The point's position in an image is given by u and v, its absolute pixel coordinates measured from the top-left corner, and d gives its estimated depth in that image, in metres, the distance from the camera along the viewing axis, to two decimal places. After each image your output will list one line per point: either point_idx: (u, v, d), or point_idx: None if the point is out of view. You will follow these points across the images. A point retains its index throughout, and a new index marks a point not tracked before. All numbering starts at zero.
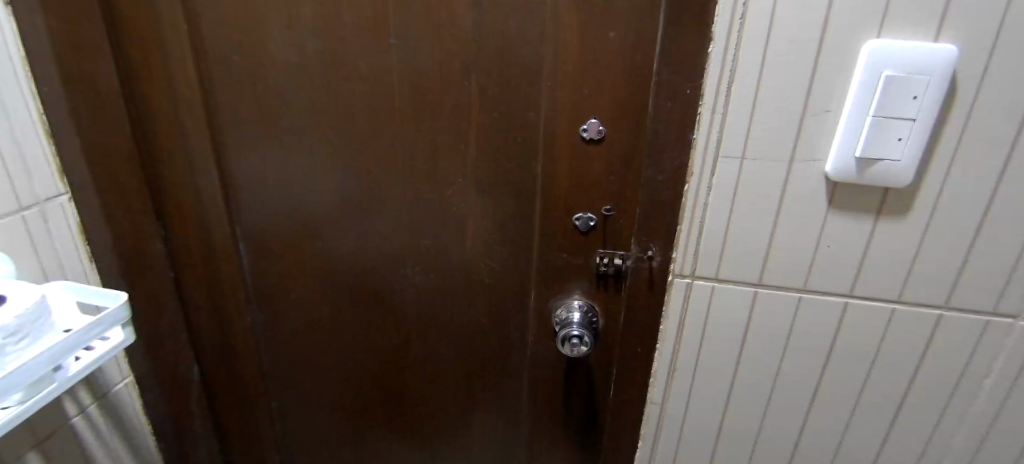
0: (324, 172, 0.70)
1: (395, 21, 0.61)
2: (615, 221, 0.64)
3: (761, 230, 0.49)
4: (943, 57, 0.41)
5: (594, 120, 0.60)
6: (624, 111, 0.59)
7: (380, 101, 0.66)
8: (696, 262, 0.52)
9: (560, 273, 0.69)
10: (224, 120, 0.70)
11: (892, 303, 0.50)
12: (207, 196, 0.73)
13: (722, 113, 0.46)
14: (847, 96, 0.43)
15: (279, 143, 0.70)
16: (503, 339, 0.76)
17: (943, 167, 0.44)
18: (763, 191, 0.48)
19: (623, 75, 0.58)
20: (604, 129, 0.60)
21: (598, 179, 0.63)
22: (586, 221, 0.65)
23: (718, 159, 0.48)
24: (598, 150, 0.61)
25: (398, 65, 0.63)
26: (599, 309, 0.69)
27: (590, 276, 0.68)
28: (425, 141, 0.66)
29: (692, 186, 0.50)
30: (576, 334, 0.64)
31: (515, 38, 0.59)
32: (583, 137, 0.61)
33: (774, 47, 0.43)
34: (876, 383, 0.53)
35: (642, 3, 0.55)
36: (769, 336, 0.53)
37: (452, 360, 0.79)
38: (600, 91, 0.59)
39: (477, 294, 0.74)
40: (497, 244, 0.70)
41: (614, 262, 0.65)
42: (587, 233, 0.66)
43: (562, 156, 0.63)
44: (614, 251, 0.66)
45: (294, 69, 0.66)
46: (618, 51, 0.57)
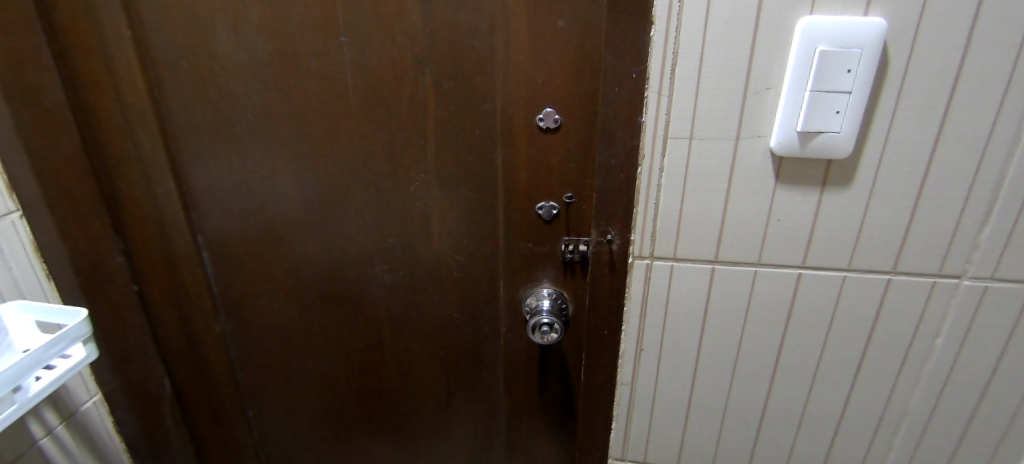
0: (284, 175, 0.70)
1: (344, 19, 0.61)
2: (577, 208, 0.65)
3: (713, 207, 0.50)
4: (873, 31, 0.42)
5: (550, 109, 0.60)
6: (577, 100, 0.60)
7: (334, 99, 0.65)
8: (654, 243, 0.53)
9: (527, 263, 0.70)
10: (178, 128, 0.69)
11: (844, 271, 0.51)
12: (166, 206, 0.72)
13: (668, 95, 0.47)
14: (785, 73, 0.44)
15: (235, 148, 0.69)
16: (476, 331, 0.76)
17: (880, 136, 0.45)
18: (713, 169, 0.49)
19: (573, 64, 0.58)
20: (559, 118, 0.61)
21: (557, 167, 0.63)
22: (549, 210, 0.65)
23: (667, 141, 0.48)
24: (555, 139, 0.62)
25: (351, 64, 0.63)
26: (567, 295, 0.70)
27: (557, 264, 0.69)
28: (383, 139, 0.66)
29: (645, 169, 0.50)
30: (546, 322, 0.66)
31: (467, 31, 0.59)
32: (540, 126, 0.62)
33: (712, 28, 0.44)
34: (834, 349, 0.55)
35: None
36: (729, 311, 0.55)
37: (427, 356, 0.79)
38: (554, 78, 0.59)
39: (446, 289, 0.74)
40: (465, 238, 0.70)
41: (579, 248, 0.66)
42: (550, 221, 0.66)
43: (521, 147, 0.63)
44: (579, 238, 0.66)
45: (246, 72, 0.65)
46: (567, 40, 0.58)
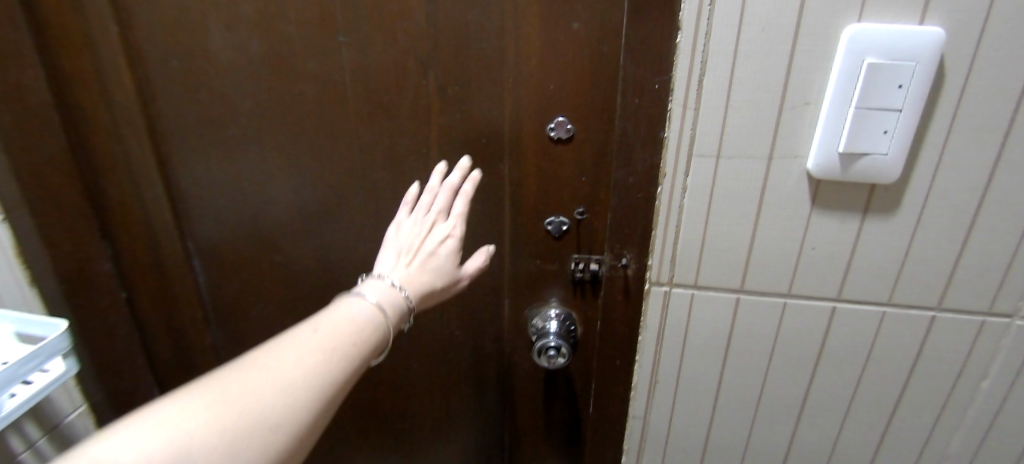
0: (279, 181, 0.66)
1: (343, 18, 0.57)
2: (588, 224, 0.61)
3: (741, 232, 0.46)
4: (930, 42, 0.37)
5: (562, 118, 0.56)
6: (591, 109, 0.55)
7: (333, 103, 0.61)
8: (674, 269, 0.48)
9: (534, 280, 0.65)
10: (169, 129, 0.65)
11: (882, 306, 0.46)
12: (156, 210, 0.69)
13: (694, 109, 0.42)
14: (827, 87, 0.39)
15: (229, 152, 0.65)
16: (478, 349, 0.72)
17: (932, 159, 0.41)
18: (741, 191, 0.44)
19: (588, 70, 0.53)
20: (572, 128, 0.56)
21: (569, 180, 0.59)
22: (559, 226, 0.61)
23: (691, 159, 0.44)
24: (567, 151, 0.57)
25: (350, 66, 0.59)
26: (576, 316, 0.66)
27: (566, 283, 0.65)
28: (384, 145, 0.62)
29: (666, 189, 0.45)
30: (553, 346, 0.62)
31: (473, 33, 0.55)
32: (551, 136, 0.57)
33: (746, 35, 0.39)
34: (867, 389, 0.50)
35: None
36: (753, 343, 0.50)
37: (422, 372, 0.75)
38: (567, 85, 0.55)
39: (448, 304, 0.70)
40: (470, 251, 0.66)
41: (590, 267, 0.62)
42: (559, 237, 0.62)
43: (530, 158, 0.59)
44: (590, 255, 0.62)
45: (239, 72, 0.61)
46: (581, 44, 0.53)
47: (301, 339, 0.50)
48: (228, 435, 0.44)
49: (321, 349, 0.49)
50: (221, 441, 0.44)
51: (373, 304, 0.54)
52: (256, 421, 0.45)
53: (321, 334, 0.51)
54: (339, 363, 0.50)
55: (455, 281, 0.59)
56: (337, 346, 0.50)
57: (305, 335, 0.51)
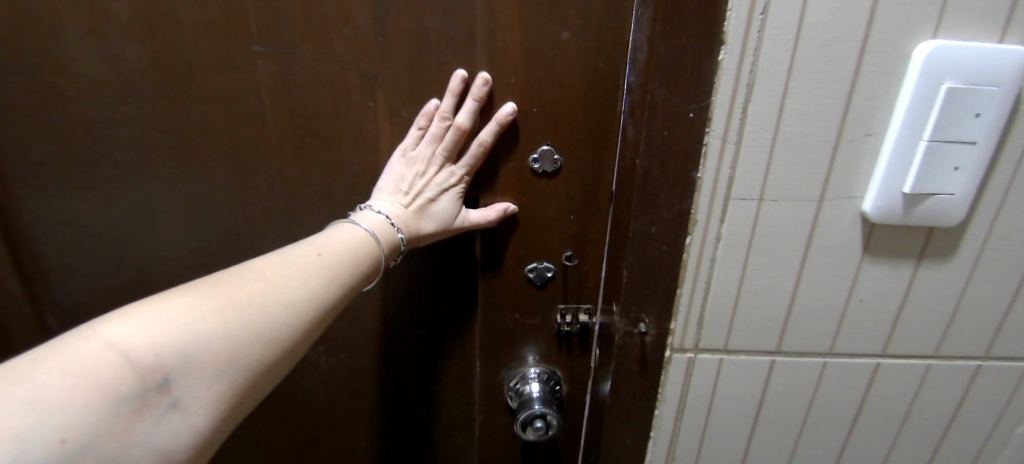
0: (177, 230, 0.51)
1: (258, 21, 0.43)
2: (577, 270, 0.51)
3: (781, 286, 0.38)
4: (1012, 63, 0.31)
5: (547, 147, 0.46)
6: (582, 135, 0.46)
7: (247, 131, 0.47)
8: (700, 332, 0.39)
9: (512, 334, 0.55)
10: (13, 168, 0.49)
11: (927, 359, 0.41)
12: (2, 269, 0.52)
13: (735, 142, 0.34)
14: (893, 116, 0.33)
15: (105, 194, 0.50)
16: (447, 406, 0.65)
17: (996, 198, 0.35)
18: (785, 238, 0.36)
19: (579, 89, 0.44)
20: (559, 158, 0.46)
21: (555, 220, 0.49)
22: (543, 273, 0.51)
23: (729, 203, 0.35)
24: (553, 185, 0.48)
25: (269, 83, 0.45)
26: (561, 373, 0.57)
27: (549, 337, 0.55)
28: (319, 183, 0.49)
29: (696, 238, 0.36)
30: (540, 416, 0.52)
31: (436, 41, 0.43)
32: (534, 168, 0.47)
33: (804, 51, 0.31)
34: (903, 449, 0.44)
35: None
36: (785, 410, 0.43)
37: (382, 427, 0.67)
38: (554, 108, 0.45)
39: (416, 354, 0.62)
40: (443, 296, 0.58)
41: (579, 319, 0.53)
42: (543, 286, 0.52)
43: (507, 196, 0.48)
44: (579, 305, 0.53)
45: (116, 92, 0.46)
46: (572, 58, 0.43)
47: (295, 256, 0.40)
48: (228, 324, 0.34)
49: (324, 271, 0.40)
50: (218, 330, 0.34)
51: (364, 230, 0.45)
52: (259, 319, 0.35)
53: (323, 256, 0.41)
54: (341, 279, 0.41)
55: (451, 229, 0.49)
56: (337, 274, 0.41)
57: (300, 253, 0.40)
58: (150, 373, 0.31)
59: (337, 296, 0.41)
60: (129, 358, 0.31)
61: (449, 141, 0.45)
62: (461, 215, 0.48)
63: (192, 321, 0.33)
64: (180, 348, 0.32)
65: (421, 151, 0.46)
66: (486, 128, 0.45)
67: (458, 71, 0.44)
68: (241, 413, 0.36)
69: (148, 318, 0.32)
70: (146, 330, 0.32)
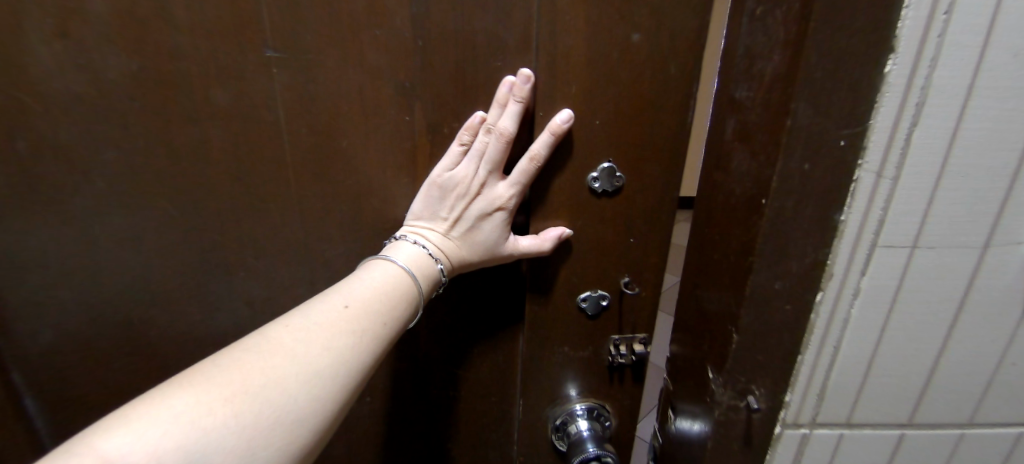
0: (168, 271, 0.43)
1: (270, 21, 0.36)
2: (635, 298, 0.46)
3: (926, 356, 0.29)
4: None
5: (607, 164, 0.40)
6: (648, 151, 0.40)
7: (255, 153, 0.40)
8: (822, 403, 0.31)
9: (556, 370, 0.50)
10: None
11: None
12: None
13: (890, 178, 0.25)
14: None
15: (76, 233, 0.41)
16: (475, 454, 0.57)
17: None
18: (938, 295, 0.28)
19: (647, 98, 0.39)
20: (621, 177, 0.41)
21: (612, 244, 0.44)
22: (597, 302, 0.46)
23: (875, 252, 0.27)
24: (612, 206, 0.42)
25: (283, 96, 0.38)
26: (610, 407, 0.52)
27: (599, 370, 0.50)
28: (341, 210, 0.43)
29: (830, 297, 0.28)
30: (595, 459, 0.48)
31: (484, 46, 0.38)
32: (592, 188, 0.41)
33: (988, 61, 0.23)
34: None
35: None
36: None
37: None
38: (619, 121, 0.39)
39: (440, 387, 0.52)
40: (474, 317, 0.49)
41: (634, 350, 0.48)
42: (595, 316, 0.47)
43: (560, 219, 0.42)
44: (633, 335, 0.48)
45: (85, 111, 0.37)
46: (641, 62, 0.37)
47: (318, 312, 0.34)
48: (241, 414, 0.30)
49: (353, 328, 0.34)
50: (231, 423, 0.29)
51: (400, 268, 0.38)
52: (280, 401, 0.31)
53: (351, 308, 0.35)
54: (372, 336, 0.35)
55: (496, 260, 0.42)
56: (370, 327, 0.35)
57: (324, 308, 0.35)
58: None
59: (370, 353, 0.35)
60: None
61: (495, 155, 0.38)
62: (511, 243, 0.41)
63: (202, 416, 0.29)
64: (188, 449, 0.28)
65: (462, 169, 0.39)
66: (539, 140, 0.38)
67: (507, 77, 0.37)
68: None
69: (152, 418, 0.28)
70: (149, 435, 0.28)
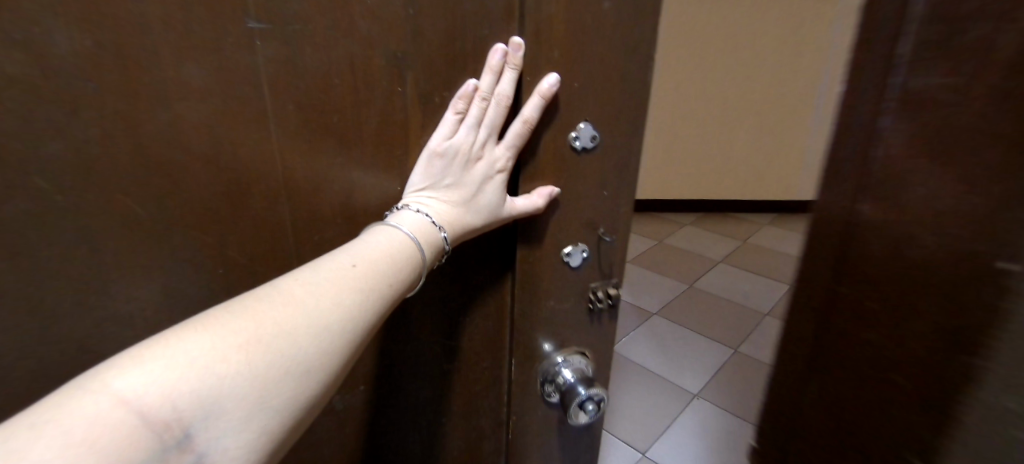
0: (131, 279, 0.38)
1: None
2: (610, 246, 0.51)
3: None
4: None
5: (586, 125, 0.43)
6: (622, 112, 0.44)
7: (239, 134, 0.38)
8: None
9: (543, 324, 0.53)
10: None
11: None
12: None
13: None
14: None
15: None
16: (462, 410, 0.61)
17: None
18: None
19: (621, 62, 0.42)
20: (599, 136, 0.44)
21: (590, 199, 0.48)
22: (578, 255, 0.50)
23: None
24: (591, 164, 0.45)
25: (269, 71, 0.37)
26: (590, 351, 0.57)
27: (580, 318, 0.54)
28: (332, 187, 0.43)
29: None
30: (587, 399, 0.52)
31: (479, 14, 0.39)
32: (574, 147, 0.44)
33: None
34: None
35: None
36: None
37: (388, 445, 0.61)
38: (597, 83, 0.42)
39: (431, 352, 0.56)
40: (461, 279, 0.53)
41: (610, 294, 0.53)
42: (577, 267, 0.51)
43: (546, 179, 0.45)
44: (609, 280, 0.53)
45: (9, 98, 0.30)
46: (617, 27, 0.40)
47: (329, 268, 0.34)
48: (256, 362, 0.29)
49: (364, 286, 0.34)
50: (246, 369, 0.29)
51: (405, 233, 0.39)
52: (293, 351, 0.30)
53: (360, 266, 0.35)
54: (382, 295, 0.35)
55: (499, 220, 0.45)
56: (379, 285, 0.35)
57: (333, 265, 0.34)
58: (166, 427, 0.26)
59: (379, 313, 0.35)
60: (142, 414, 0.25)
61: (489, 121, 0.41)
62: (506, 206, 0.44)
63: (215, 363, 0.28)
64: (202, 393, 0.27)
65: (458, 138, 0.41)
66: (529, 103, 0.40)
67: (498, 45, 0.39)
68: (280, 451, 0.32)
69: (164, 359, 0.27)
70: (162, 376, 0.26)
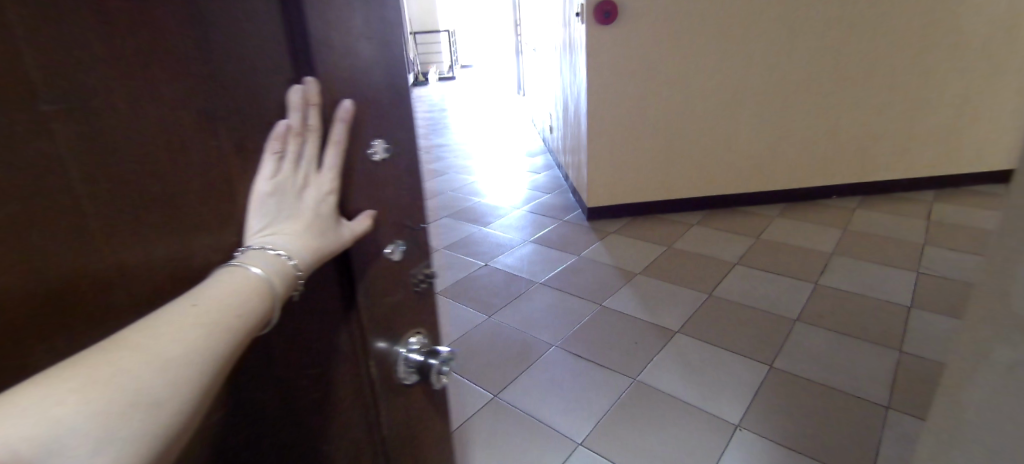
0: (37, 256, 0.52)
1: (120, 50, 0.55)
2: (381, 224, 0.91)
3: None
4: None
5: (375, 140, 0.85)
6: (387, 121, 0.87)
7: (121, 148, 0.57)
8: None
9: (374, 251, 0.92)
10: None
11: None
12: None
13: None
14: None
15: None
16: (360, 343, 0.99)
17: None
18: None
19: (373, 88, 0.83)
20: (380, 141, 0.86)
21: (387, 194, 0.90)
22: (394, 250, 0.95)
23: None
24: (384, 163, 0.88)
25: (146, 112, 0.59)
26: (416, 266, 1.03)
27: (401, 238, 0.97)
28: (203, 190, 0.67)
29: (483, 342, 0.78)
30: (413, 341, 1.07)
31: (262, 96, 0.71)
32: (372, 150, 0.85)
33: None
34: None
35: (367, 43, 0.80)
36: None
37: (303, 369, 0.91)
38: (359, 105, 0.81)
39: (314, 335, 0.91)
40: (326, 287, 0.90)
41: (399, 245, 0.97)
42: (384, 253, 0.94)
43: (366, 208, 0.85)
44: (393, 242, 0.95)
45: None
46: (357, 74, 0.80)
47: (178, 312, 0.58)
48: (86, 402, 0.49)
49: (205, 318, 0.59)
50: (81, 407, 0.48)
51: (261, 270, 0.66)
52: (142, 385, 0.52)
53: (199, 304, 0.60)
54: (222, 329, 0.59)
55: (344, 241, 0.78)
56: (210, 320, 0.59)
57: (185, 306, 0.59)
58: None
59: (223, 338, 0.59)
60: None
61: (306, 154, 0.73)
62: (351, 226, 0.80)
63: (57, 406, 0.48)
64: (39, 441, 0.46)
65: (282, 172, 0.71)
66: (336, 126, 0.76)
67: (299, 86, 0.73)
68: (156, 440, 0.52)
69: (30, 405, 0.47)
70: (22, 417, 0.46)
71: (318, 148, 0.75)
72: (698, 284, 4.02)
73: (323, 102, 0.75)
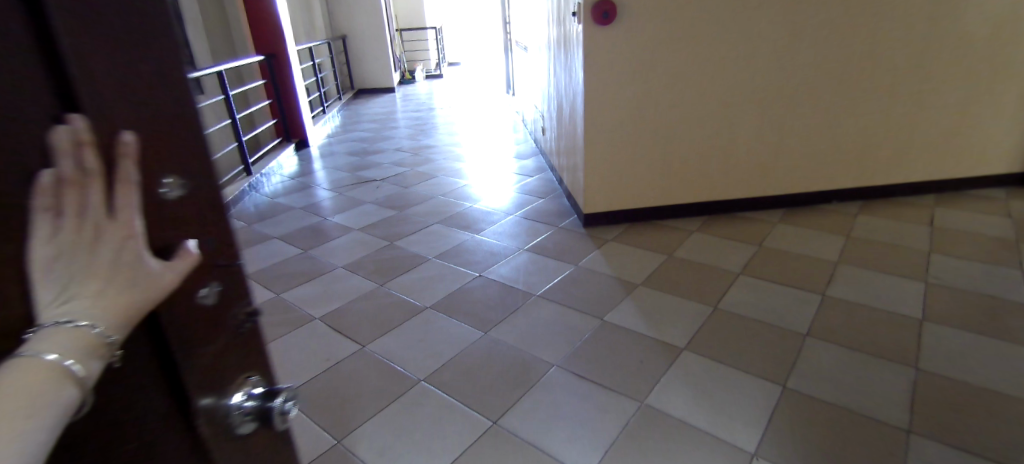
0: None
1: None
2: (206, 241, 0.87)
3: None
4: None
5: (166, 179, 0.77)
6: (166, 144, 0.77)
7: None
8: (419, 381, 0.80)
9: (207, 315, 0.88)
10: None
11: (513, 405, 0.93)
12: None
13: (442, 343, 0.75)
14: None
15: None
16: (189, 397, 0.84)
17: None
18: None
19: (155, 128, 0.75)
20: (168, 180, 0.78)
21: (189, 208, 0.83)
22: (207, 293, 0.87)
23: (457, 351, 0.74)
24: (189, 200, 0.83)
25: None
26: (229, 300, 0.94)
27: (211, 272, 0.88)
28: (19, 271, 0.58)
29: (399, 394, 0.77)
30: (245, 395, 0.99)
31: (19, 132, 0.58)
32: (165, 191, 0.77)
33: None
34: None
35: (135, 70, 0.72)
36: None
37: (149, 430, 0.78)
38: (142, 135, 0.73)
39: (132, 410, 0.75)
40: (140, 358, 0.76)
41: (212, 285, 0.89)
42: (200, 284, 0.86)
43: (179, 239, 0.80)
44: (213, 280, 0.89)
45: None
46: (150, 119, 0.75)
47: None
48: None
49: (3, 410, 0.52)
50: None
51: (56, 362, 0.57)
52: None
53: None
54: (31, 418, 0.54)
55: (164, 283, 0.71)
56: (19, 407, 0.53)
57: None
58: None
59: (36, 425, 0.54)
60: None
61: (88, 202, 0.61)
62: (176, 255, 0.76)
63: None
64: None
65: (62, 230, 0.59)
66: (120, 164, 0.67)
67: (119, 134, 0.68)
68: None
69: None
70: None
71: (105, 193, 0.64)
72: (703, 296, 3.86)
73: (98, 143, 0.65)
